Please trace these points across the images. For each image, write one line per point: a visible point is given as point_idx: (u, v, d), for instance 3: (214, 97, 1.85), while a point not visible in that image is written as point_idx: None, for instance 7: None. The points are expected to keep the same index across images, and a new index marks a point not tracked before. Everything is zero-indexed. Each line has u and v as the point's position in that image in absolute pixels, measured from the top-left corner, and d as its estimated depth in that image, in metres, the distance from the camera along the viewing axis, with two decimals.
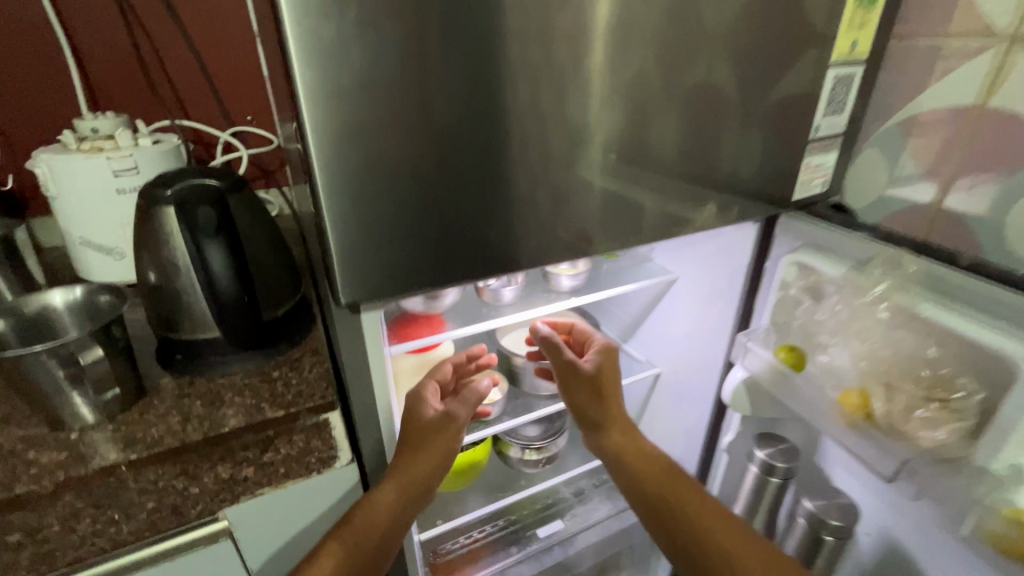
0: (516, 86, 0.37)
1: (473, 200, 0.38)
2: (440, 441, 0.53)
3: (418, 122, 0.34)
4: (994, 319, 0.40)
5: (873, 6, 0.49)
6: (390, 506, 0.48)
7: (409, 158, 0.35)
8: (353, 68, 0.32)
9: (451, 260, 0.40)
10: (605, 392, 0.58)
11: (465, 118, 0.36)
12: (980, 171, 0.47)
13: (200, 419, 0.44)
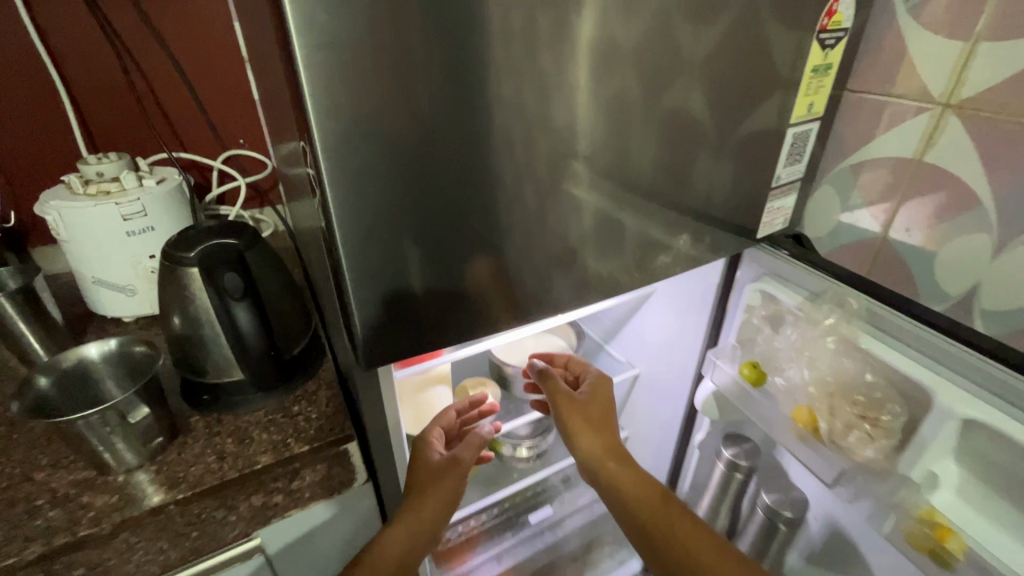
0: (511, 90, 0.38)
1: (465, 226, 0.41)
2: (446, 482, 0.55)
3: (421, 164, 0.37)
4: (919, 354, 0.47)
5: (827, 74, 0.54)
6: (402, 549, 0.51)
7: (412, 195, 0.38)
8: (366, 116, 0.34)
9: (446, 251, 0.41)
10: (598, 420, 0.60)
11: (465, 157, 0.38)
12: (916, 216, 0.54)
13: (233, 457, 0.49)
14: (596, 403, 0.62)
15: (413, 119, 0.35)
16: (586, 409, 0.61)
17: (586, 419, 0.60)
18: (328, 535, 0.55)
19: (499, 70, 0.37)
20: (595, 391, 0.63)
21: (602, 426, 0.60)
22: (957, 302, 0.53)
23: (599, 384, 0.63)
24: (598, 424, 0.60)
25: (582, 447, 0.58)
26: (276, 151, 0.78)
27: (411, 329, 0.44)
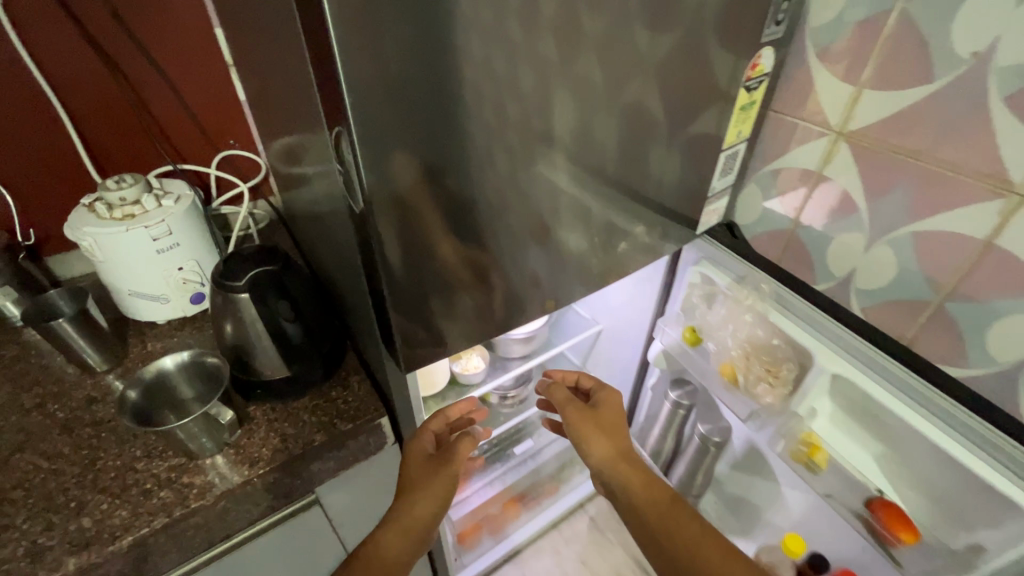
0: (493, 94, 0.46)
1: (454, 134, 0.46)
2: (440, 478, 0.65)
3: (424, 146, 0.45)
4: (807, 326, 0.65)
5: (752, 108, 0.67)
6: (402, 544, 0.60)
7: (414, 170, 0.45)
8: (387, 105, 0.40)
9: (436, 155, 0.46)
10: (610, 427, 0.70)
11: (459, 142, 0.46)
12: (815, 215, 0.69)
13: (294, 437, 0.62)
14: (608, 415, 0.72)
15: (424, 108, 0.42)
16: (596, 417, 0.71)
17: (597, 425, 0.70)
18: (369, 483, 0.71)
19: (489, 131, 0.48)
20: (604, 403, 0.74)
21: (613, 433, 0.70)
22: (836, 282, 0.70)
23: (608, 395, 0.74)
24: (608, 430, 0.70)
25: (596, 452, 0.68)
26: (268, 151, 0.84)
27: (413, 269, 0.52)
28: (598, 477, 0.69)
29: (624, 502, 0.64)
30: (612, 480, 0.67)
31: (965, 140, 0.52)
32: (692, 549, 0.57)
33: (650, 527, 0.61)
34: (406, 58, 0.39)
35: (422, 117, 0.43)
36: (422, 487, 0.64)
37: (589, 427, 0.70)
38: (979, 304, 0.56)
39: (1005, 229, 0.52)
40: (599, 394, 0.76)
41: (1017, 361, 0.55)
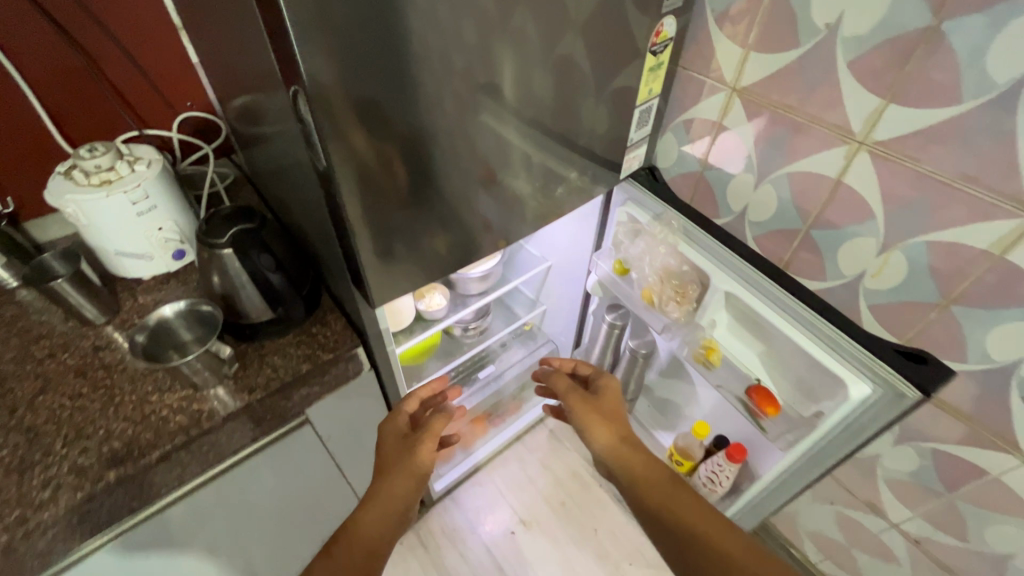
0: (431, 65, 0.54)
1: (398, 89, 0.53)
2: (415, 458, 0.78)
3: (373, 111, 0.53)
4: (707, 252, 0.78)
5: (660, 68, 0.77)
6: (383, 519, 0.72)
7: (364, 132, 0.54)
8: (339, 77, 0.49)
9: (382, 107, 0.53)
10: (608, 412, 0.82)
11: (403, 106, 0.55)
12: (718, 159, 0.81)
13: (284, 367, 0.73)
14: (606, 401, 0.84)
15: (371, 76, 0.50)
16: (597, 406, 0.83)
17: (598, 413, 0.82)
18: (351, 405, 0.84)
19: (428, 96, 0.56)
20: (604, 390, 0.86)
21: (613, 420, 0.81)
22: (734, 217, 0.83)
23: (607, 385, 0.86)
24: (609, 417, 0.82)
25: (597, 437, 0.80)
26: (225, 111, 0.89)
27: (371, 213, 0.62)
28: (602, 462, 0.80)
29: (626, 481, 0.76)
30: (614, 463, 0.78)
31: (821, 98, 0.64)
32: (682, 517, 0.68)
33: (648, 502, 0.72)
34: (351, 37, 0.47)
35: (370, 86, 0.51)
36: (400, 465, 0.77)
37: (590, 414, 0.82)
38: (832, 231, 0.71)
39: (848, 170, 0.66)
40: (599, 383, 0.88)
41: (856, 274, 0.71)
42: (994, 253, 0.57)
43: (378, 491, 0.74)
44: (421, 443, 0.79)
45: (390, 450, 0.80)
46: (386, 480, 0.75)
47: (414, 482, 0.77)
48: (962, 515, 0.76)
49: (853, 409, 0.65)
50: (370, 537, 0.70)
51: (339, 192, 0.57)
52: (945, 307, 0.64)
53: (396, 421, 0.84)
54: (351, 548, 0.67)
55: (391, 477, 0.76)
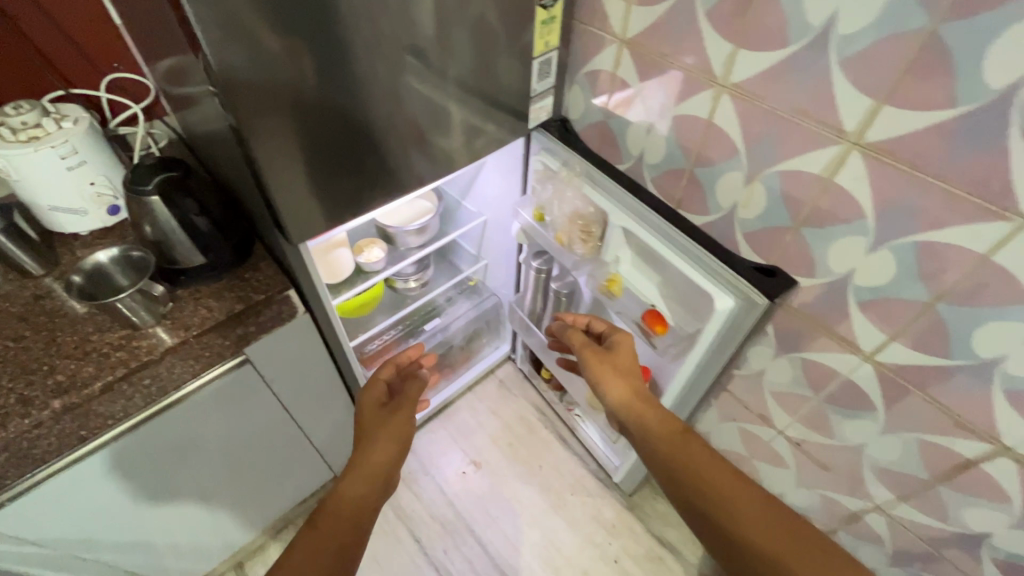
0: (325, 31, 0.62)
1: (295, 55, 0.61)
2: (394, 426, 0.83)
3: (266, 85, 0.61)
4: (604, 191, 0.87)
5: (552, 22, 0.83)
6: (366, 487, 0.76)
7: (260, 104, 0.62)
8: (236, 42, 0.56)
9: (282, 71, 0.61)
10: (621, 365, 0.86)
11: (295, 80, 0.63)
12: (615, 108, 0.89)
13: (218, 308, 0.80)
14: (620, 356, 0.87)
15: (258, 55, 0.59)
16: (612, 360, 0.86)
17: (614, 367, 0.86)
18: (292, 351, 0.89)
19: (325, 60, 0.64)
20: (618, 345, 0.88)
21: (627, 373, 0.86)
22: (633, 161, 0.92)
23: (621, 341, 0.87)
24: (623, 370, 0.86)
25: (613, 392, 0.84)
26: (152, 72, 0.92)
27: (284, 169, 0.70)
28: (614, 413, 0.86)
29: (639, 433, 0.81)
30: (627, 416, 0.83)
31: (689, 46, 0.72)
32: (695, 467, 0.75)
33: (661, 453, 0.78)
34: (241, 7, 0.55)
35: (258, 64, 0.59)
36: (379, 433, 0.82)
37: (607, 370, 0.86)
38: (709, 168, 0.80)
39: (715, 112, 0.74)
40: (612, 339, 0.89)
41: (730, 205, 0.80)
42: (826, 177, 0.67)
43: (357, 460, 0.78)
44: (399, 411, 0.85)
45: (370, 419, 0.86)
46: (365, 450, 0.80)
47: (399, 448, 0.81)
48: (827, 415, 0.88)
49: (724, 321, 0.76)
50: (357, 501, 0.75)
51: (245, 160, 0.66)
52: (796, 229, 0.74)
53: (373, 392, 0.91)
54: (337, 513, 0.73)
55: (370, 445, 0.80)
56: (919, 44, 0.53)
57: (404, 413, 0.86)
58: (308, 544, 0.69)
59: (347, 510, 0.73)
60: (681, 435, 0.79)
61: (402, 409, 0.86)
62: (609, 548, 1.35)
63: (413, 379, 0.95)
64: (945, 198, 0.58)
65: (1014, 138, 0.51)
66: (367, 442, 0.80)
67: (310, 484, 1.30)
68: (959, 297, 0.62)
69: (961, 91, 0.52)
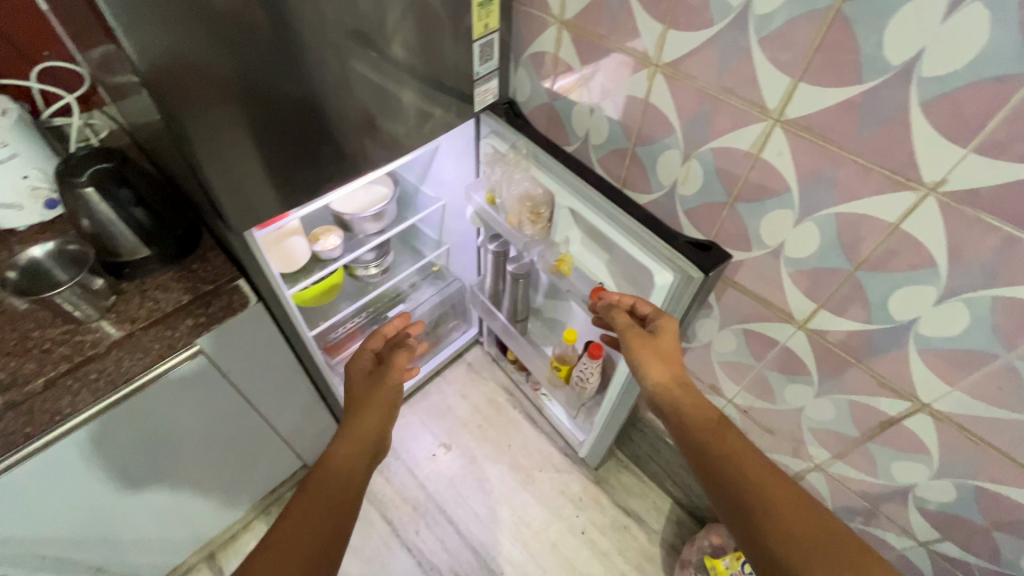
0: (252, 19, 0.60)
1: (222, 44, 0.59)
2: (384, 391, 0.81)
3: (192, 80, 0.60)
4: (549, 171, 0.88)
5: (491, 4, 0.82)
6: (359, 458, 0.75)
7: (190, 98, 0.61)
8: (156, 34, 0.54)
9: (210, 61, 0.60)
10: (664, 351, 0.76)
11: (225, 72, 0.62)
12: (559, 89, 0.90)
13: (164, 300, 0.80)
14: (663, 341, 0.76)
15: (184, 46, 0.57)
16: (653, 344, 0.76)
17: (656, 352, 0.76)
18: (247, 342, 0.89)
19: (256, 48, 0.63)
20: (663, 329, 0.77)
21: (672, 361, 0.76)
22: (580, 142, 0.93)
23: (667, 325, 0.77)
24: (667, 356, 0.76)
25: (651, 374, 0.75)
26: (86, 60, 0.89)
27: (222, 160, 0.68)
28: (648, 395, 0.77)
29: (673, 416, 0.73)
30: (663, 401, 0.74)
31: (623, 26, 0.73)
32: (737, 460, 0.65)
33: (695, 438, 0.69)
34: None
35: (185, 58, 0.58)
36: (370, 397, 0.80)
37: (648, 353, 0.76)
38: (650, 147, 0.82)
39: (651, 91, 0.76)
40: (656, 321, 0.79)
41: (670, 183, 0.83)
42: (754, 153, 0.70)
43: (349, 427, 0.77)
44: (389, 375, 0.83)
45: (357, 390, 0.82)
46: (356, 416, 0.78)
47: (387, 417, 0.80)
48: (769, 382, 0.92)
49: (666, 296, 0.78)
50: (343, 476, 0.72)
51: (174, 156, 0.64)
52: (731, 205, 0.76)
53: (361, 359, 0.87)
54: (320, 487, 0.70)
55: (361, 411, 0.79)
56: (827, 22, 0.55)
57: (390, 382, 0.83)
58: (290, 519, 0.66)
59: (330, 484, 0.71)
60: (727, 434, 0.68)
61: (389, 376, 0.83)
62: (577, 520, 1.39)
63: (400, 347, 0.91)
64: (856, 170, 0.61)
65: (913, 111, 0.54)
66: (358, 409, 0.79)
67: (279, 471, 1.32)
68: (876, 264, 0.66)
69: (865, 67, 0.55)
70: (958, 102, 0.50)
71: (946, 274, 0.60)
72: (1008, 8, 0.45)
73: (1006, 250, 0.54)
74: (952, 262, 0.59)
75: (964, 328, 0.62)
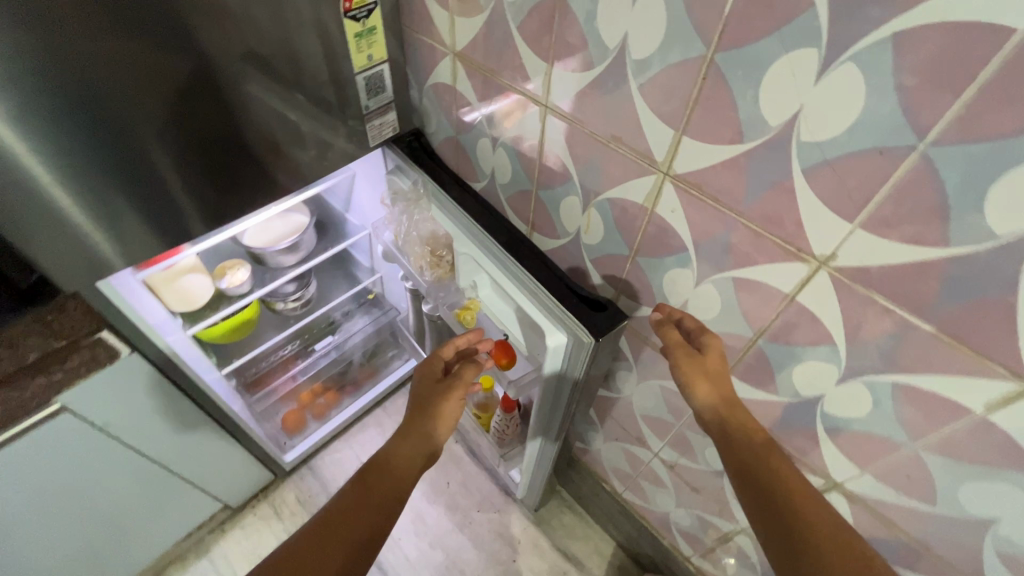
0: (167, 43, 0.56)
1: (132, 67, 0.55)
2: (446, 406, 0.75)
3: (98, 105, 0.55)
4: (450, 210, 0.82)
5: (373, 32, 0.74)
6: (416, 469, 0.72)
7: (98, 121, 0.56)
8: (50, 57, 0.50)
9: (118, 85, 0.55)
10: (717, 373, 0.62)
11: (140, 92, 0.57)
12: (462, 124, 0.82)
13: (7, 357, 0.69)
14: (714, 361, 0.62)
15: (86, 49, 0.51)
16: (704, 366, 0.62)
17: (704, 371, 0.62)
18: (121, 391, 0.84)
19: (172, 74, 0.58)
20: (710, 347, 0.63)
21: (721, 384, 0.62)
22: (488, 181, 0.86)
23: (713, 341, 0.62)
24: (717, 378, 0.62)
25: (699, 397, 0.62)
26: None
27: (131, 189, 0.64)
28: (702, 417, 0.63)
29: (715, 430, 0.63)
30: (711, 420, 0.63)
31: (511, 62, 0.66)
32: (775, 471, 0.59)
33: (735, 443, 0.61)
34: (55, 20, 0.48)
35: (101, 77, 0.54)
36: (431, 408, 0.74)
37: (696, 373, 0.62)
38: (551, 191, 0.75)
39: (545, 133, 0.69)
40: (702, 338, 0.64)
41: (575, 230, 0.76)
42: (648, 207, 0.63)
43: (411, 431, 0.73)
44: (454, 392, 0.75)
45: (422, 396, 0.76)
46: (421, 423, 0.73)
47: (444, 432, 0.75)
48: (690, 439, 0.85)
49: (563, 358, 0.74)
50: (394, 476, 0.70)
51: (46, 166, 0.56)
52: (633, 257, 0.69)
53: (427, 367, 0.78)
54: (374, 485, 0.68)
55: (426, 418, 0.74)
56: (702, 73, 0.48)
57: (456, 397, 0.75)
58: (336, 513, 0.65)
59: (382, 479, 0.69)
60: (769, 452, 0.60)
61: (456, 391, 0.75)
62: (513, 565, 1.32)
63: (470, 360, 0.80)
64: (748, 235, 0.54)
65: (796, 178, 0.47)
66: (423, 417, 0.74)
67: (191, 516, 1.22)
68: (776, 336, 0.59)
69: (744, 125, 0.48)
70: (840, 171, 0.44)
71: (846, 354, 0.53)
72: (880, 71, 0.38)
73: (902, 336, 0.48)
74: (850, 343, 0.52)
75: (869, 411, 0.55)
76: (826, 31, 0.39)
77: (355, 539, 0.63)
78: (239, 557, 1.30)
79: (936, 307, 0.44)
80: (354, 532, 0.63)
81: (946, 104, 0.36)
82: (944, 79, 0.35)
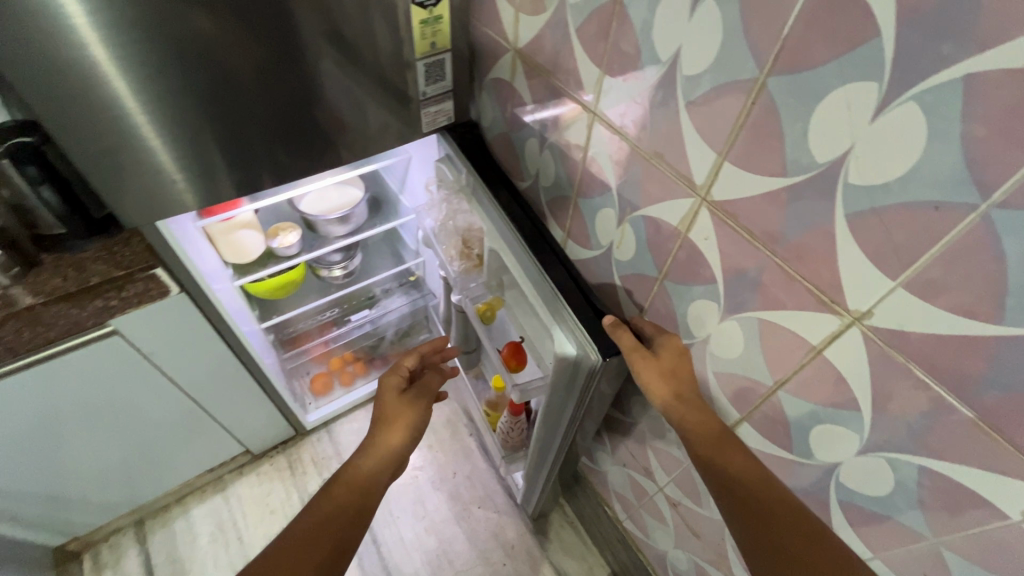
0: (258, 15, 0.61)
1: (226, 36, 0.60)
2: (414, 412, 0.81)
3: (195, 67, 0.61)
4: (491, 206, 0.83)
5: (439, 21, 0.75)
6: (387, 476, 0.75)
7: (192, 82, 0.62)
8: (157, 20, 0.56)
9: (212, 50, 0.61)
10: (675, 371, 0.63)
11: (230, 59, 0.62)
12: (514, 121, 0.82)
13: (74, 277, 0.78)
14: (670, 357, 0.64)
15: (195, 13, 0.57)
16: (657, 364, 0.64)
17: (659, 369, 0.64)
18: (170, 326, 0.90)
19: (260, 45, 0.63)
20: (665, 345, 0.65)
21: (679, 380, 0.63)
22: (532, 181, 0.85)
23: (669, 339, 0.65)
24: (674, 375, 0.63)
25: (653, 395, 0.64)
26: None
27: (215, 146, 0.70)
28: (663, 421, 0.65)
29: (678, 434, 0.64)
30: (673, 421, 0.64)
31: (566, 64, 0.65)
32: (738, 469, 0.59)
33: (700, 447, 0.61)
34: None
35: (198, 42, 0.59)
36: (400, 414, 0.80)
37: (651, 372, 0.64)
38: (590, 200, 0.73)
39: (590, 140, 0.67)
40: (658, 339, 0.67)
41: (608, 244, 0.73)
42: (682, 231, 0.60)
43: (379, 439, 0.76)
44: (421, 400, 0.83)
45: (387, 404, 0.81)
46: (389, 430, 0.78)
47: (410, 440, 0.80)
48: (696, 480, 0.81)
49: (571, 372, 0.72)
50: (364, 484, 0.72)
51: (146, 109, 0.62)
52: (661, 281, 0.66)
53: (394, 376, 0.84)
54: (342, 496, 0.69)
55: (394, 425, 0.78)
56: (753, 96, 0.45)
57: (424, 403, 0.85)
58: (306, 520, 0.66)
59: (352, 492, 0.70)
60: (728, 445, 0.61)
61: (424, 398, 0.84)
62: (502, 568, 1.31)
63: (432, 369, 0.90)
64: (781, 277, 0.50)
65: (839, 222, 0.43)
66: (393, 423, 0.79)
67: (214, 453, 1.31)
68: (797, 389, 0.54)
69: (790, 157, 0.44)
70: (888, 222, 0.39)
71: (870, 423, 0.48)
72: (946, 115, 0.33)
73: (936, 417, 0.43)
74: (876, 412, 0.47)
75: (890, 490, 0.50)
76: (890, 64, 0.35)
77: (325, 551, 0.63)
78: (249, 500, 1.38)
79: (978, 390, 0.39)
80: (326, 538, 0.64)
81: (1018, 161, 0.32)
82: (1018, 134, 0.31)
